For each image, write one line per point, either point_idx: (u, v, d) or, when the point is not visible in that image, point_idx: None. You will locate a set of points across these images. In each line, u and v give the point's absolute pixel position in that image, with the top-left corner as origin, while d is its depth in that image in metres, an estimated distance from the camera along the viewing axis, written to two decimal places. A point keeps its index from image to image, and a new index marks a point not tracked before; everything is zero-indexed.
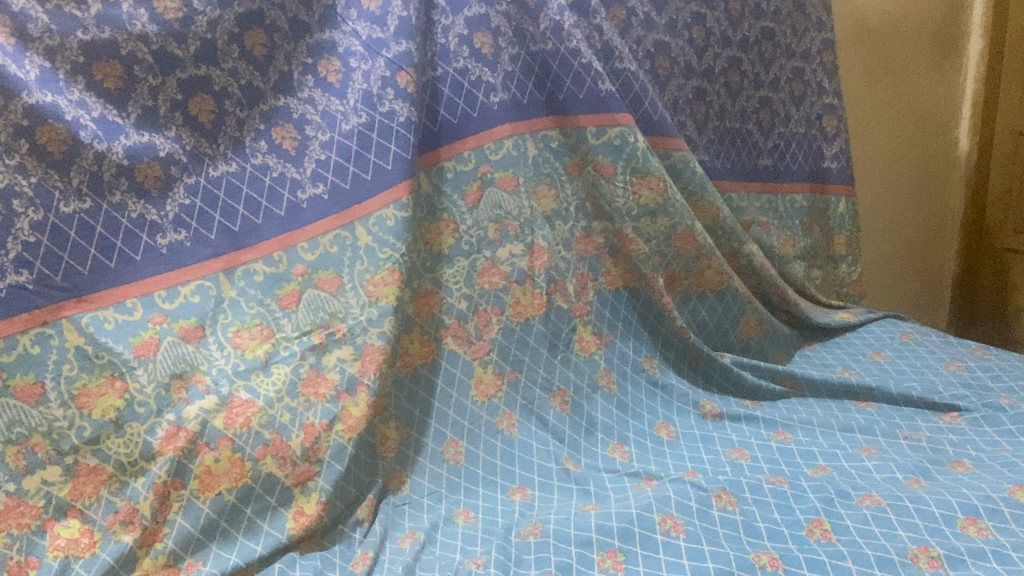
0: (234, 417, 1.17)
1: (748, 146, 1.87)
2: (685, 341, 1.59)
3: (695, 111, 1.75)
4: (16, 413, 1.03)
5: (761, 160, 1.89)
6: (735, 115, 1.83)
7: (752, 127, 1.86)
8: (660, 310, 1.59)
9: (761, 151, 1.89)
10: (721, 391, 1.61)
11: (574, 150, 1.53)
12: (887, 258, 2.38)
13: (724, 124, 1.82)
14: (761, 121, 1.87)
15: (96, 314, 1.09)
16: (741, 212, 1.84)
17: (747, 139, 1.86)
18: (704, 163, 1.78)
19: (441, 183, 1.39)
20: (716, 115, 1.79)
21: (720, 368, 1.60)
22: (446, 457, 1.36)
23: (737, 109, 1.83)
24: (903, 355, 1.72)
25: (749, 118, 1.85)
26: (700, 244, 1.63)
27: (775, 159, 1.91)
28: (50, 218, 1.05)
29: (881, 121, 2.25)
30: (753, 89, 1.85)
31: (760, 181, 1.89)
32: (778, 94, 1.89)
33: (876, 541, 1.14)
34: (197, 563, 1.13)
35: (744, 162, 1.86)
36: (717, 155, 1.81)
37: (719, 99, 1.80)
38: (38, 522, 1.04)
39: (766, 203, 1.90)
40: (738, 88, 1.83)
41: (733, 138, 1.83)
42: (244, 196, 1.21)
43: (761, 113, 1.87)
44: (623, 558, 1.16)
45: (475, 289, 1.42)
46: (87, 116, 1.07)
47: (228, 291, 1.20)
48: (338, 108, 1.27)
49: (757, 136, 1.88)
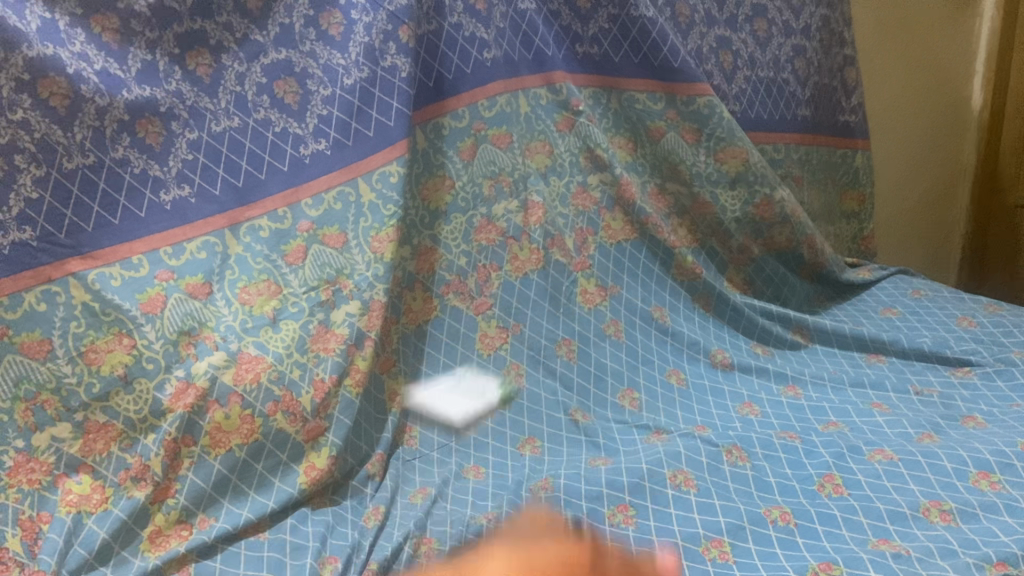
0: (244, 373, 1.16)
1: (785, 96, 1.83)
2: (695, 281, 1.61)
3: (722, 61, 1.70)
4: (23, 370, 1.03)
5: (800, 110, 1.86)
6: (767, 64, 1.78)
7: (788, 75, 1.82)
8: (669, 249, 1.59)
9: (797, 101, 1.85)
10: (733, 330, 1.62)
11: (564, 107, 1.51)
12: (899, 212, 2.34)
13: (755, 74, 1.77)
14: (796, 70, 1.83)
15: (102, 271, 1.08)
16: (777, 165, 1.82)
17: (784, 89, 1.82)
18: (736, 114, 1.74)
19: (439, 139, 1.36)
20: (746, 65, 1.75)
21: (731, 309, 1.62)
22: (454, 410, 1.36)
23: (769, 57, 1.79)
24: (915, 311, 1.71)
25: (784, 66, 1.81)
26: (669, 201, 1.65)
27: (813, 110, 1.89)
28: (53, 174, 1.03)
29: (897, 73, 2.19)
30: (785, 37, 1.81)
31: (798, 133, 1.86)
32: (810, 43, 1.85)
33: (888, 495, 1.14)
34: (209, 518, 1.13)
35: (782, 112, 1.83)
36: (752, 105, 1.77)
37: (746, 48, 1.75)
38: (49, 478, 1.04)
39: (802, 155, 1.87)
40: (767, 36, 1.78)
41: (767, 88, 1.79)
42: (247, 152, 1.19)
43: (796, 61, 1.83)
44: (634, 512, 1.17)
45: (473, 245, 1.41)
46: (89, 69, 1.04)
47: (233, 247, 1.18)
48: (339, 62, 1.25)
49: (793, 85, 1.84)
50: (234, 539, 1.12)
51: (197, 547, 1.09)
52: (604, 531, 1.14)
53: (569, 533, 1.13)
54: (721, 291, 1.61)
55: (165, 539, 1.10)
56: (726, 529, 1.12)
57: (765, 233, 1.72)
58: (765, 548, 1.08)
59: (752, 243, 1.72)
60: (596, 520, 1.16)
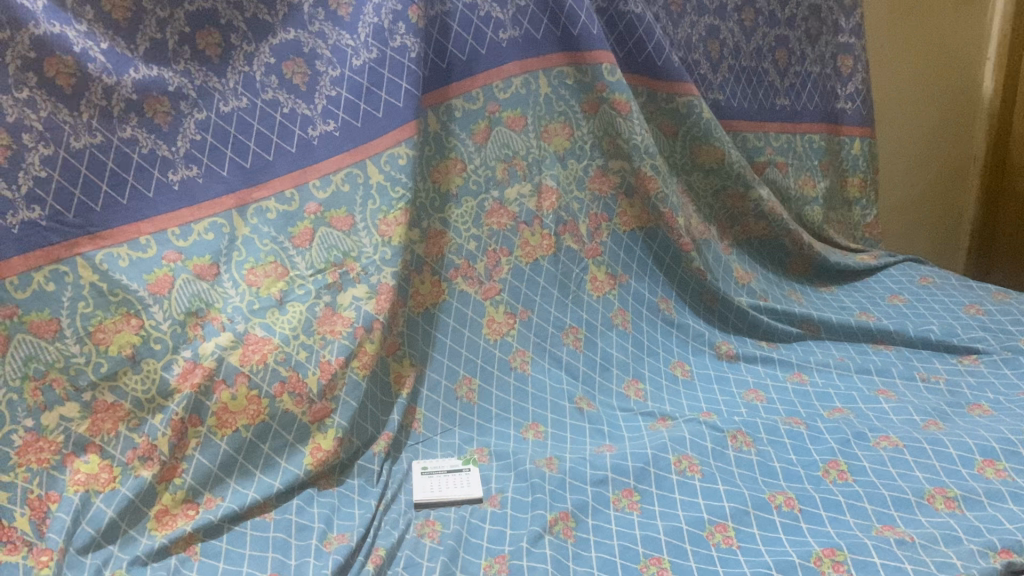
0: (251, 354, 1.16)
1: (765, 86, 1.77)
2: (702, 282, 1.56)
3: (710, 50, 1.66)
4: (32, 350, 1.03)
5: (779, 99, 1.79)
6: (749, 54, 1.72)
7: (768, 65, 1.76)
8: (676, 251, 1.55)
9: (777, 91, 1.78)
10: (736, 332, 1.59)
11: (591, 88, 1.48)
12: (905, 202, 2.31)
13: (739, 63, 1.71)
14: (777, 61, 1.76)
15: (110, 251, 1.08)
16: (757, 153, 1.77)
17: (763, 78, 1.76)
18: (717, 104, 1.69)
19: (448, 121, 1.36)
20: (731, 54, 1.69)
21: (736, 310, 1.58)
22: (460, 395, 1.36)
23: (753, 47, 1.72)
24: (922, 299, 1.70)
25: (766, 56, 1.75)
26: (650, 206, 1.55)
27: (794, 98, 1.81)
28: (61, 153, 1.03)
29: (904, 63, 2.14)
30: (770, 27, 1.74)
31: (777, 121, 1.79)
32: (794, 32, 1.76)
33: (893, 481, 1.14)
34: (216, 498, 1.14)
35: (762, 102, 1.77)
36: (733, 94, 1.71)
37: (734, 38, 1.69)
38: (57, 457, 1.05)
39: (783, 143, 1.81)
40: (753, 26, 1.71)
41: (749, 78, 1.73)
42: (256, 132, 1.19)
43: (777, 52, 1.76)
44: (638, 498, 1.17)
45: (484, 229, 1.41)
46: (96, 48, 1.04)
47: (241, 229, 1.18)
48: (348, 43, 1.24)
49: (772, 75, 1.77)
50: (238, 519, 1.13)
51: (204, 526, 1.10)
52: (607, 515, 1.15)
53: (572, 516, 1.14)
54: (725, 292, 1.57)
55: (172, 518, 1.11)
56: (730, 514, 1.12)
57: (740, 222, 1.73)
58: (769, 533, 1.08)
59: (726, 231, 1.73)
60: (601, 504, 1.17)
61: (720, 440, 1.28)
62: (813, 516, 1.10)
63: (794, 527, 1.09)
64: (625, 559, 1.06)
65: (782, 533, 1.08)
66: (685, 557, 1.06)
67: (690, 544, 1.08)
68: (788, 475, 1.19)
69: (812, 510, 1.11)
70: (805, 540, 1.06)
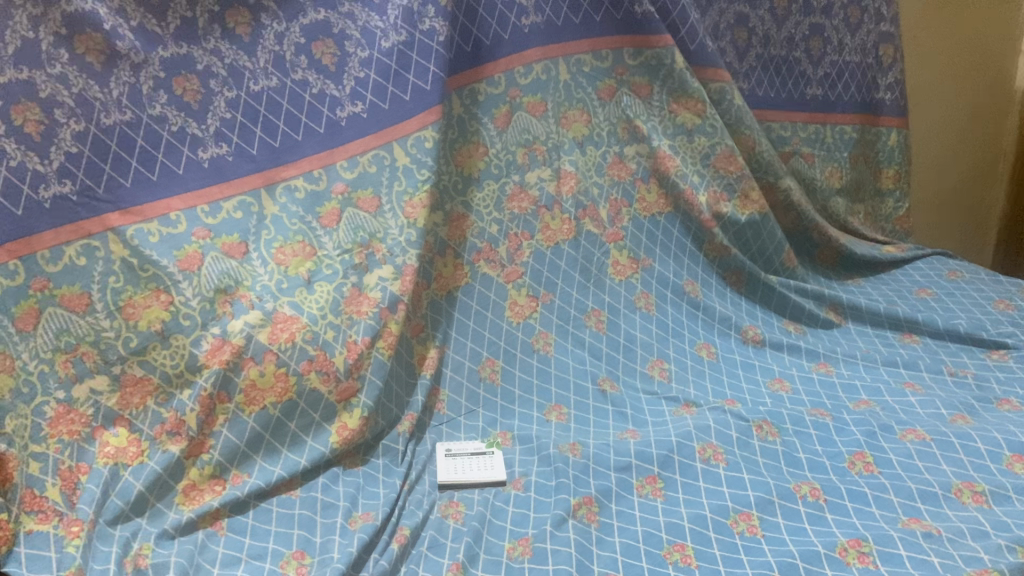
0: (279, 332, 1.17)
1: (795, 75, 1.75)
2: (729, 258, 1.57)
3: (736, 38, 1.66)
4: (63, 323, 1.04)
5: (810, 89, 1.78)
6: (780, 42, 1.71)
7: (801, 54, 1.73)
8: (700, 228, 1.55)
9: (808, 81, 1.77)
10: (764, 308, 1.60)
11: (609, 73, 1.49)
12: (932, 194, 2.28)
13: (768, 52, 1.70)
14: (810, 49, 1.74)
15: (141, 227, 1.08)
16: (783, 142, 1.77)
17: (795, 68, 1.74)
18: (742, 92, 1.70)
19: (472, 105, 1.35)
20: (760, 43, 1.69)
21: (764, 286, 1.59)
22: (483, 375, 1.37)
23: (784, 36, 1.71)
24: (951, 293, 1.68)
25: (798, 45, 1.72)
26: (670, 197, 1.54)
27: (829, 88, 1.79)
28: (92, 129, 1.03)
29: (938, 55, 2.10)
30: (805, 15, 1.71)
31: (806, 111, 1.78)
32: (831, 21, 1.73)
33: (920, 475, 1.14)
34: (243, 474, 1.15)
35: (790, 91, 1.76)
36: (759, 83, 1.72)
37: (763, 26, 1.68)
38: (87, 430, 1.06)
39: (812, 133, 1.80)
40: (785, 13, 1.69)
41: (777, 67, 1.72)
42: (285, 112, 1.19)
43: (811, 41, 1.73)
44: (662, 485, 1.17)
45: (506, 213, 1.40)
46: (127, 25, 1.05)
47: (269, 208, 1.19)
48: (378, 25, 1.23)
49: (804, 64, 1.74)
50: (265, 496, 1.14)
51: (230, 502, 1.11)
52: (630, 501, 1.15)
53: (595, 500, 1.14)
54: (754, 269, 1.58)
55: (199, 493, 1.12)
56: (754, 503, 1.12)
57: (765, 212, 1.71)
58: (794, 522, 1.08)
59: None
60: (625, 490, 1.17)
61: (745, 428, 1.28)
62: (837, 507, 1.10)
63: (818, 518, 1.08)
64: (648, 544, 1.07)
65: (806, 523, 1.08)
66: (708, 544, 1.06)
67: (714, 532, 1.08)
68: (813, 467, 1.19)
69: (837, 501, 1.11)
70: (830, 530, 1.05)
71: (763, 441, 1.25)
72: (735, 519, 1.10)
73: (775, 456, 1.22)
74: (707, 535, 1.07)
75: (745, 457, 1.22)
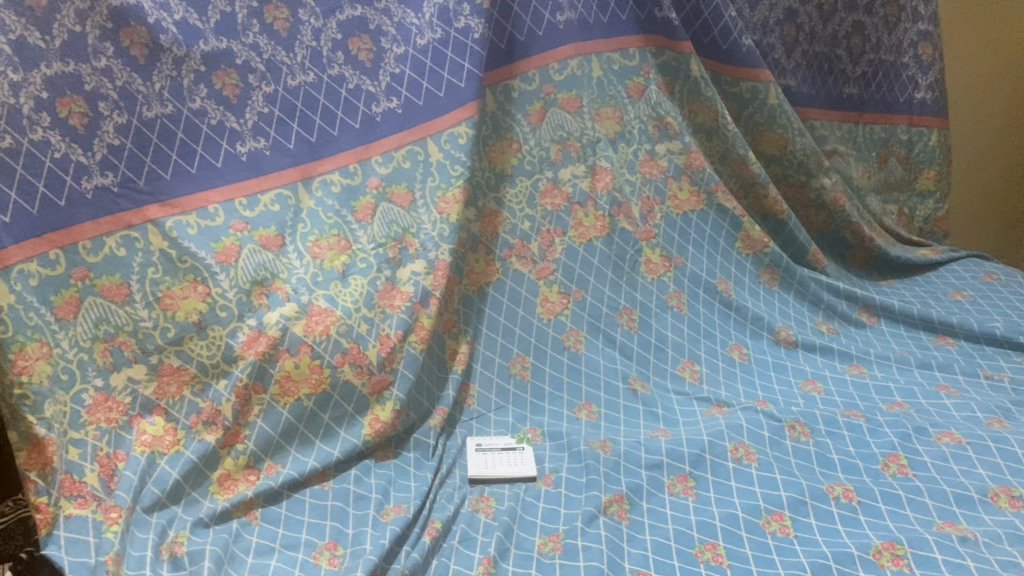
0: (314, 325, 1.18)
1: (836, 73, 1.74)
2: (766, 253, 1.56)
3: (784, 33, 1.66)
4: (103, 312, 1.06)
5: (848, 88, 1.76)
6: (825, 39, 1.70)
7: (842, 52, 1.72)
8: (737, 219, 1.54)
9: (846, 79, 1.75)
10: (798, 302, 1.59)
11: (636, 71, 1.47)
12: (968, 197, 2.23)
13: (813, 49, 1.70)
14: (851, 47, 1.72)
15: (180, 219, 1.09)
16: (824, 142, 1.77)
17: (836, 65, 1.73)
18: (787, 89, 1.70)
19: (506, 101, 1.36)
20: (806, 39, 1.68)
21: (800, 280, 1.58)
22: (513, 371, 1.37)
23: (828, 32, 1.70)
24: (986, 295, 1.66)
25: (841, 42, 1.71)
26: (702, 196, 1.53)
27: (863, 88, 1.77)
28: (133, 122, 1.05)
29: (977, 57, 2.06)
30: (848, 12, 1.69)
31: (846, 109, 1.77)
32: (871, 19, 1.70)
33: (955, 478, 1.13)
34: (276, 465, 1.16)
35: (829, 89, 1.75)
36: (803, 81, 1.72)
37: (810, 22, 1.67)
38: (125, 418, 1.07)
39: (846, 131, 1.79)
40: (830, 10, 1.68)
41: (821, 64, 1.72)
42: (321, 107, 1.20)
43: (852, 38, 1.71)
44: (693, 484, 1.17)
45: (538, 210, 1.41)
46: (169, 19, 1.06)
47: (305, 202, 1.20)
48: (413, 22, 1.24)
49: (845, 62, 1.73)
50: (298, 486, 1.15)
51: (264, 492, 1.12)
52: (661, 499, 1.15)
53: (626, 498, 1.15)
54: (790, 264, 1.57)
55: (233, 482, 1.13)
56: (787, 503, 1.11)
57: (798, 212, 1.71)
58: (827, 524, 1.08)
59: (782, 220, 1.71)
60: (656, 488, 1.17)
61: (777, 428, 1.27)
62: (871, 509, 1.09)
63: (851, 520, 1.08)
64: (680, 543, 1.06)
65: (839, 525, 1.07)
66: (740, 543, 1.06)
67: (745, 532, 1.07)
68: (847, 468, 1.18)
69: (871, 503, 1.10)
70: (865, 533, 1.05)
71: (794, 441, 1.24)
72: (767, 519, 1.09)
73: (807, 457, 1.21)
74: (739, 536, 1.07)
75: (778, 458, 1.21)
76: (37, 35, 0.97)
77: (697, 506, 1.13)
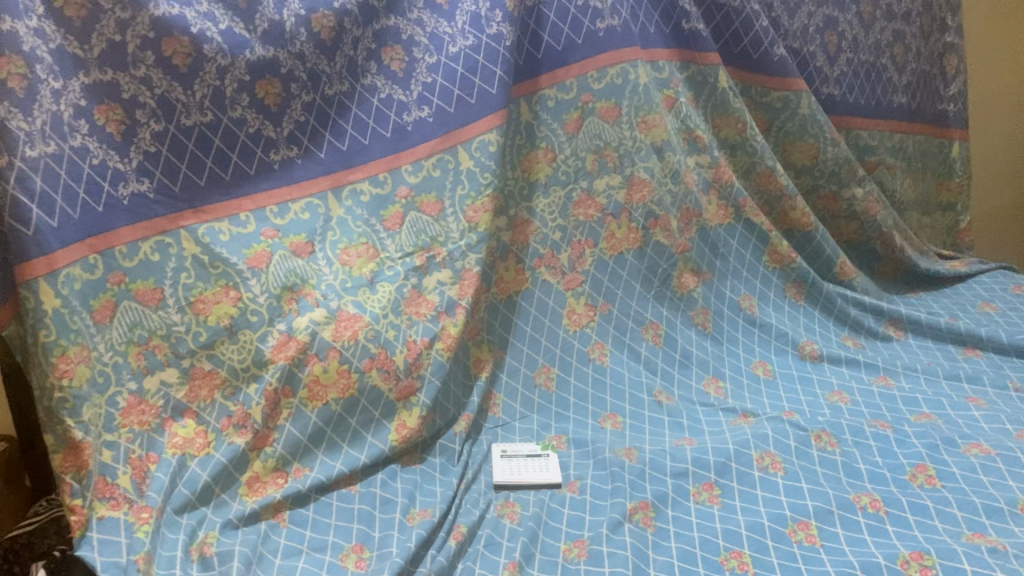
0: (343, 330, 1.19)
1: (883, 82, 1.73)
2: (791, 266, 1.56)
3: (827, 42, 1.62)
4: (137, 316, 1.07)
5: (897, 97, 1.76)
6: (868, 48, 1.68)
7: (887, 61, 1.71)
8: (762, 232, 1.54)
9: (894, 89, 1.75)
10: (823, 316, 1.59)
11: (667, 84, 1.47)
12: (994, 210, 2.18)
13: (858, 58, 1.67)
14: (895, 56, 1.72)
15: (212, 225, 1.12)
16: (869, 152, 1.73)
17: (883, 74, 1.72)
18: (833, 97, 1.66)
19: (540, 111, 1.36)
20: (850, 47, 1.65)
21: (825, 292, 1.58)
22: (537, 382, 1.38)
23: (871, 41, 1.68)
24: (1015, 307, 1.65)
25: (884, 51, 1.70)
26: (730, 211, 1.53)
27: (910, 97, 1.78)
28: (171, 129, 1.07)
29: (1002, 67, 2.05)
30: (887, 21, 1.70)
31: (895, 120, 1.76)
32: (909, 28, 1.73)
33: (984, 489, 1.12)
34: (304, 468, 1.18)
35: (877, 99, 1.73)
36: (850, 89, 1.67)
37: (851, 30, 1.65)
38: (157, 420, 1.09)
39: (896, 142, 1.78)
40: (871, 19, 1.67)
41: (867, 73, 1.69)
42: (354, 117, 1.22)
43: (894, 47, 1.72)
44: (719, 492, 1.17)
45: (570, 220, 1.41)
46: (214, 29, 1.08)
47: (335, 210, 1.22)
48: (446, 31, 1.26)
49: (891, 71, 1.73)
50: (325, 490, 1.17)
51: (292, 495, 1.14)
52: (687, 507, 1.15)
53: (651, 505, 1.15)
54: (814, 279, 1.57)
55: (262, 485, 1.14)
56: (813, 512, 1.11)
57: (829, 223, 1.71)
58: (854, 534, 1.07)
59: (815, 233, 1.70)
60: (681, 496, 1.17)
61: (802, 438, 1.27)
62: (900, 519, 1.08)
63: (878, 530, 1.07)
64: (706, 551, 1.06)
65: (867, 535, 1.06)
66: (766, 552, 1.05)
67: (772, 542, 1.07)
68: (875, 479, 1.17)
69: (899, 513, 1.10)
70: (893, 543, 1.04)
71: (821, 451, 1.24)
72: (794, 529, 1.09)
73: (834, 467, 1.21)
74: (766, 546, 1.06)
75: (804, 467, 1.21)
76: (77, 45, 0.99)
77: (722, 515, 1.13)
